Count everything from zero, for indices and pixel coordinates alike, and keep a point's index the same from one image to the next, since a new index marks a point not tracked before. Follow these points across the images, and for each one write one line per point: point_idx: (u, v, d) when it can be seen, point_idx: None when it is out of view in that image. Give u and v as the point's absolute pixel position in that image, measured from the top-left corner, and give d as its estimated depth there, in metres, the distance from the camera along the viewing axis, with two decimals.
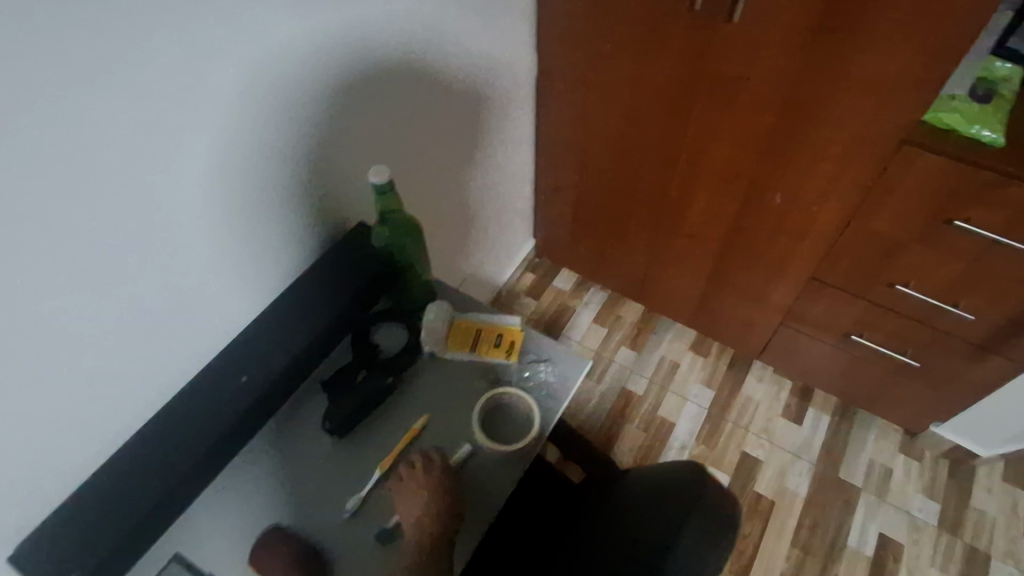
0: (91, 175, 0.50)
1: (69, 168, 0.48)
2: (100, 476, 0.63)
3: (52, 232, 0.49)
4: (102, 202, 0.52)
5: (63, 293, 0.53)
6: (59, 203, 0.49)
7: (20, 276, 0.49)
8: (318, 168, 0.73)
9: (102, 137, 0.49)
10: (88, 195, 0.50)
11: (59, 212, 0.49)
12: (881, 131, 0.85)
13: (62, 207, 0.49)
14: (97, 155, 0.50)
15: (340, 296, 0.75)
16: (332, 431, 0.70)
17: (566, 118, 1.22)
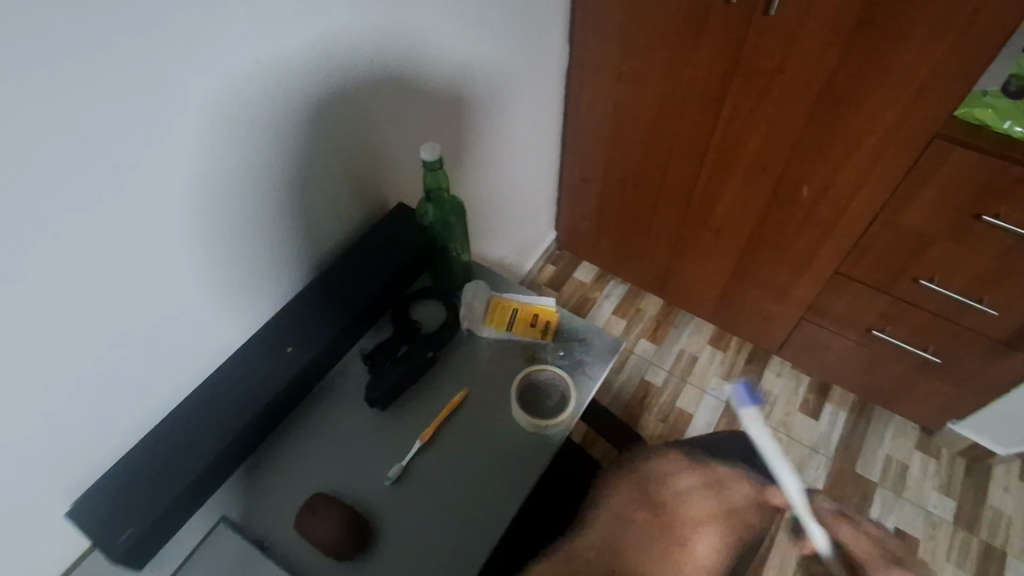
0: (159, 141, 0.52)
1: (140, 132, 0.50)
2: (154, 438, 0.65)
3: (122, 196, 0.52)
4: (167, 169, 0.54)
5: (129, 256, 0.55)
6: (130, 166, 0.51)
7: (90, 235, 0.51)
8: (357, 144, 0.75)
9: (171, 105, 0.52)
10: (156, 160, 0.53)
11: (129, 176, 0.51)
12: (913, 126, 0.87)
13: (132, 171, 0.51)
14: (166, 121, 0.52)
15: (382, 272, 0.77)
16: (375, 404, 0.72)
17: (594, 110, 1.23)
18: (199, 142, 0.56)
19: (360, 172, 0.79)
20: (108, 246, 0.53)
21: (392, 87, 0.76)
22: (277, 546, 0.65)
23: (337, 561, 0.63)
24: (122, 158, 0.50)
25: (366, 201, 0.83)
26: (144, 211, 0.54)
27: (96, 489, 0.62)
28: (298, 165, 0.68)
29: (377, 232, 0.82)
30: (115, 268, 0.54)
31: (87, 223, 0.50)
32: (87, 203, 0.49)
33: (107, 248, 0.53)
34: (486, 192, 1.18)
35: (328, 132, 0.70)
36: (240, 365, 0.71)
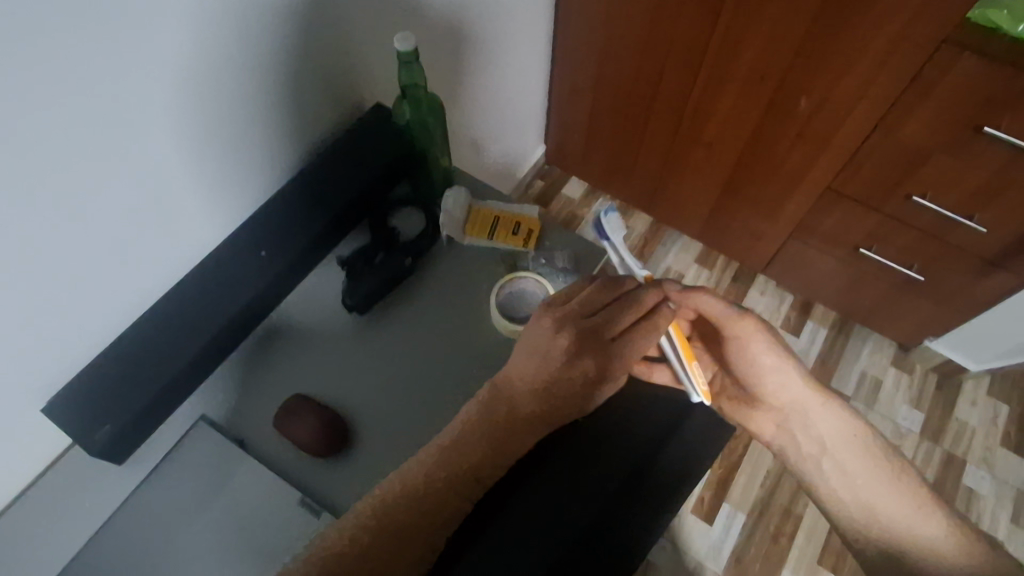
0: (109, 28, 0.48)
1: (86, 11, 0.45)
2: (128, 342, 0.64)
3: (72, 89, 0.48)
4: (119, 55, 0.49)
5: (87, 154, 0.52)
6: (79, 56, 0.47)
7: (42, 133, 0.47)
8: (334, 37, 0.70)
9: None
10: (105, 48, 0.48)
11: (76, 61, 0.47)
12: (924, 29, 0.82)
13: (81, 61, 0.47)
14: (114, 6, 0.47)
15: (358, 177, 0.74)
16: (352, 310, 0.72)
17: (587, 12, 1.15)
18: (156, 28, 0.51)
19: (339, 69, 0.73)
20: (62, 140, 0.49)
21: None
22: (257, 445, 0.67)
23: (317, 460, 0.65)
24: (67, 40, 0.45)
25: (344, 101, 0.78)
26: (97, 101, 0.50)
27: (72, 390, 0.61)
28: (269, 59, 0.63)
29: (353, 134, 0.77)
30: (71, 165, 0.51)
31: (35, 114, 0.46)
32: (33, 92, 0.45)
33: (59, 142, 0.49)
34: (474, 102, 1.12)
35: (301, 23, 0.64)
36: (213, 270, 0.69)
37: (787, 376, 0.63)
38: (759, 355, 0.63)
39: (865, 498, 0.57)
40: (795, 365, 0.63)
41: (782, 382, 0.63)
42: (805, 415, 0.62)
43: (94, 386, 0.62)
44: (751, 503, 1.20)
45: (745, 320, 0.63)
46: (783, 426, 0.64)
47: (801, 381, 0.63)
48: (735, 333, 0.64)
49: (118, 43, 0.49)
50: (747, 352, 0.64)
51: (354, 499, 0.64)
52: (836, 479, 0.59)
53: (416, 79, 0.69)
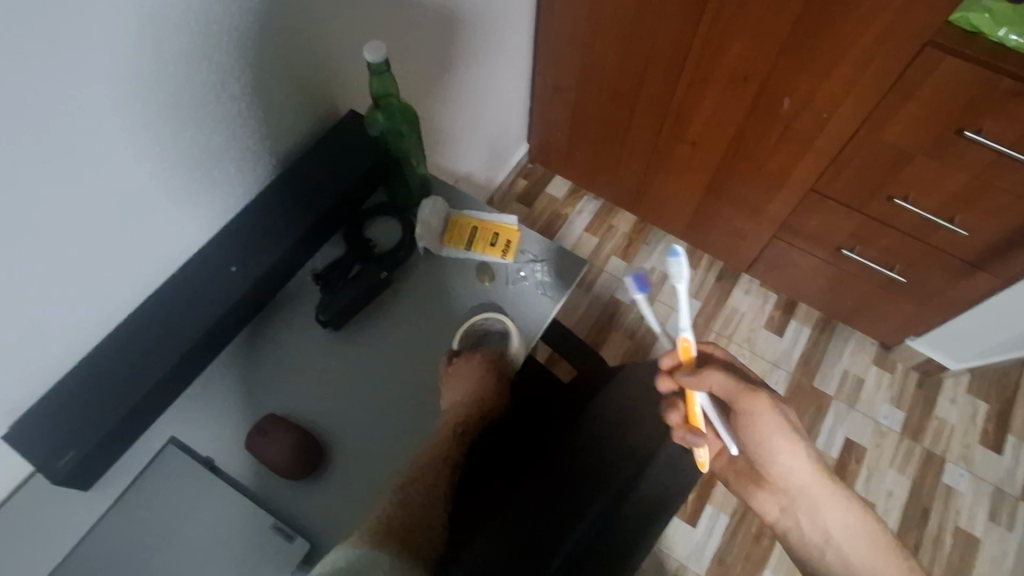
0: (60, 43, 0.45)
1: (36, 23, 0.43)
2: (95, 363, 0.62)
3: (22, 108, 0.45)
4: (72, 69, 0.47)
5: (41, 175, 0.49)
6: (29, 73, 0.44)
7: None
8: (306, 40, 0.67)
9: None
10: (57, 64, 0.45)
11: (27, 78, 0.44)
12: (906, 31, 0.81)
13: (32, 78, 0.44)
14: (65, 19, 0.44)
15: (332, 188, 0.73)
16: (322, 323, 0.70)
17: (568, 8, 1.13)
18: (112, 38, 0.48)
19: (312, 73, 0.70)
20: (15, 159, 0.46)
21: None
22: (229, 466, 0.65)
23: (291, 481, 0.64)
24: (14, 55, 0.43)
25: (319, 107, 0.75)
26: (52, 118, 0.47)
27: (37, 414, 0.59)
28: (238, 69, 0.60)
29: (327, 142, 0.75)
30: (26, 184, 0.48)
31: None
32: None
33: (12, 162, 0.46)
34: (454, 102, 1.10)
35: (268, 26, 0.61)
36: (181, 286, 0.67)
37: (799, 460, 0.64)
38: (773, 437, 0.62)
39: (848, 558, 0.63)
40: (805, 448, 0.64)
41: (791, 464, 0.64)
42: (813, 503, 0.65)
43: (59, 410, 0.60)
44: (733, 504, 1.21)
45: (760, 397, 0.61)
46: (788, 509, 0.67)
47: (810, 465, 0.64)
48: (749, 409, 0.61)
49: (71, 58, 0.46)
50: (759, 430, 0.63)
51: (330, 520, 0.62)
52: (829, 556, 0.64)
53: (388, 88, 0.67)
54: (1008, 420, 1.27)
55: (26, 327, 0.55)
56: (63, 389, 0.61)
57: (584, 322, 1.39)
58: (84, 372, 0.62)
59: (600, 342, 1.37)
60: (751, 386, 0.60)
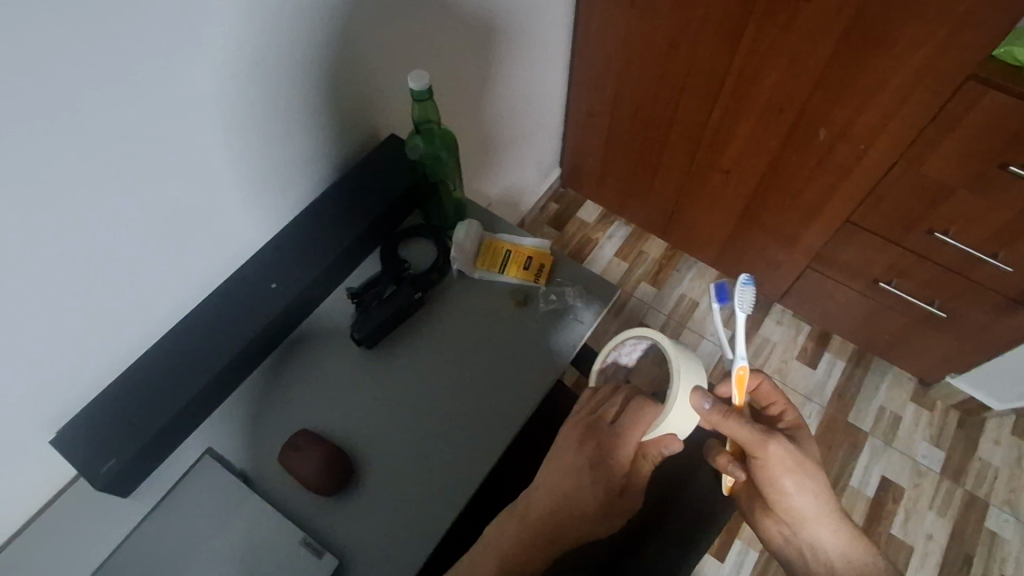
0: (127, 71, 0.48)
1: (107, 48, 0.46)
2: (140, 372, 0.65)
3: (89, 131, 0.48)
4: (136, 95, 0.50)
5: (101, 193, 0.52)
6: (97, 99, 0.47)
7: (56, 172, 0.48)
8: (352, 66, 0.69)
9: (141, 30, 0.47)
10: (124, 91, 0.49)
11: (96, 104, 0.47)
12: (947, 64, 0.80)
13: (98, 104, 0.48)
14: (134, 50, 0.47)
15: (370, 210, 0.75)
16: (358, 341, 0.71)
17: (604, 38, 1.15)
18: (173, 64, 0.51)
19: (357, 99, 0.73)
20: (79, 176, 0.49)
21: (390, 2, 0.69)
22: (260, 479, 0.66)
23: (322, 497, 0.64)
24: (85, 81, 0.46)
25: (361, 131, 0.78)
26: (114, 137, 0.50)
27: (83, 418, 0.62)
28: (287, 94, 0.63)
29: (366, 166, 0.78)
30: (86, 200, 0.51)
31: (51, 154, 0.47)
32: (51, 131, 0.46)
33: (74, 181, 0.49)
34: (489, 128, 1.12)
35: (316, 53, 0.63)
36: (223, 301, 0.69)
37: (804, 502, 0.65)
38: (782, 478, 0.64)
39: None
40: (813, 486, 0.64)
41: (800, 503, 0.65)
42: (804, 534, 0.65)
43: (104, 416, 0.62)
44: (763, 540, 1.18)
45: (773, 447, 0.62)
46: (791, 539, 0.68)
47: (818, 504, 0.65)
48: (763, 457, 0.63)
49: (136, 86, 0.49)
50: (770, 475, 0.64)
51: (358, 539, 0.63)
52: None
53: (429, 116, 0.68)
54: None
55: (78, 335, 0.58)
56: (109, 394, 0.63)
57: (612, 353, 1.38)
58: (129, 381, 0.64)
59: None
60: (768, 434, 0.62)
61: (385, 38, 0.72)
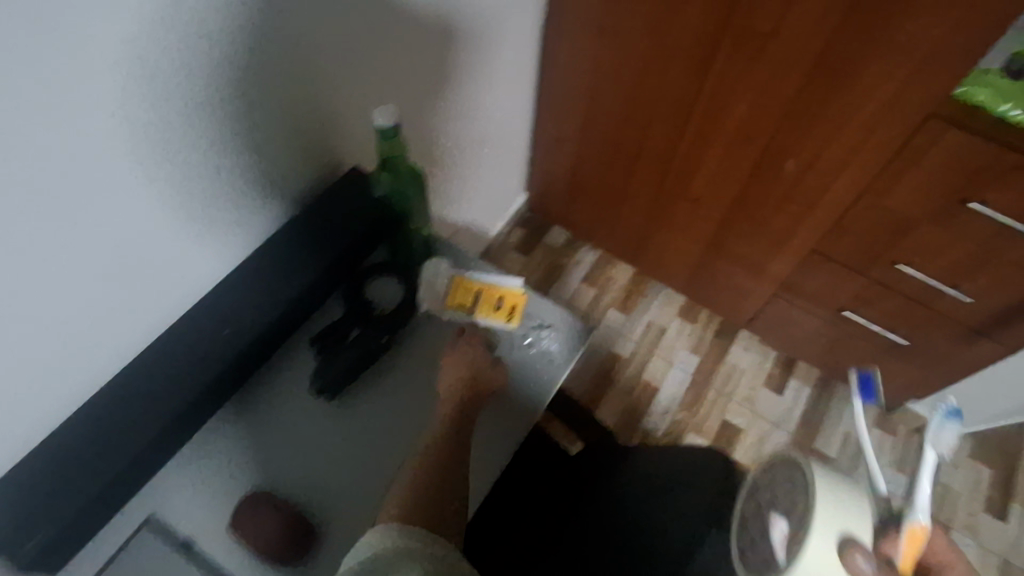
0: (58, 108, 0.43)
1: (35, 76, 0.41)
2: (74, 428, 0.58)
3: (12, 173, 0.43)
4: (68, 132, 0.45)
5: (27, 240, 0.47)
6: (21, 137, 0.42)
7: None
8: (308, 94, 0.65)
9: (74, 64, 0.43)
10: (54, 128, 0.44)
11: (20, 144, 0.43)
12: (911, 103, 0.82)
13: (23, 143, 0.43)
14: (65, 84, 0.43)
15: (331, 248, 0.71)
16: (317, 390, 0.67)
17: (571, 66, 1.14)
18: (111, 93, 0.46)
19: (316, 129, 0.69)
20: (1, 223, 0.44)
21: (351, 30, 0.66)
22: (205, 548, 0.60)
23: (276, 564, 0.59)
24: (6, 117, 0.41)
25: (319, 161, 0.74)
26: (42, 173, 0.45)
27: (7, 485, 0.55)
28: (240, 126, 0.59)
29: (326, 200, 0.74)
30: (9, 247, 0.46)
31: None
32: None
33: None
34: (453, 156, 1.09)
35: (272, 81, 0.59)
36: (169, 346, 0.64)
37: None
38: None
39: None
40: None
41: None
42: None
43: (31, 481, 0.55)
44: None
45: None
46: None
47: None
48: None
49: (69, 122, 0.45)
50: None
51: None
52: None
53: (395, 154, 0.65)
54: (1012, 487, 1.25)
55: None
56: (37, 456, 0.57)
57: (582, 383, 1.36)
58: (62, 441, 0.58)
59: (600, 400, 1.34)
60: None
61: (343, 66, 0.68)
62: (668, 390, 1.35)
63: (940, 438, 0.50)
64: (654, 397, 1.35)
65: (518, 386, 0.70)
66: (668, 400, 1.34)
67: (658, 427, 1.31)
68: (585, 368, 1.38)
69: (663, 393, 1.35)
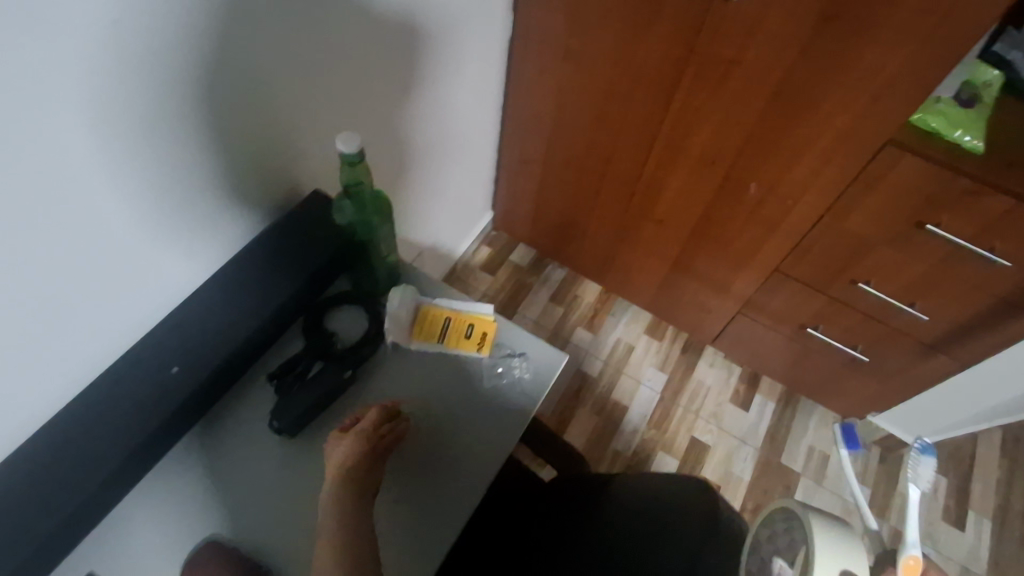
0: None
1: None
2: (10, 478, 0.54)
3: None
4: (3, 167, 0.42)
5: None
6: None
7: None
8: (263, 120, 0.62)
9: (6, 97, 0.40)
10: None
11: None
12: (866, 131, 0.84)
13: None
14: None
15: (292, 280, 0.68)
16: (276, 428, 0.63)
17: (535, 87, 1.14)
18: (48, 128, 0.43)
19: (273, 156, 0.67)
20: None
21: (303, 55, 0.63)
22: None
23: None
24: None
25: (278, 188, 0.70)
26: None
27: None
28: (192, 154, 0.56)
29: (285, 228, 0.71)
30: None
31: None
32: None
33: None
34: (416, 177, 1.07)
35: (225, 108, 0.57)
36: (114, 386, 0.60)
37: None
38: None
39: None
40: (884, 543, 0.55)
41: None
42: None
43: None
44: None
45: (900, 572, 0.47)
46: None
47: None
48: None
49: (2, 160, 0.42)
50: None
51: None
52: None
53: (358, 180, 0.63)
54: (966, 494, 1.29)
55: None
56: None
57: (551, 403, 1.34)
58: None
59: (569, 421, 1.33)
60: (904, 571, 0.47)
61: (298, 91, 0.66)
62: (636, 408, 1.35)
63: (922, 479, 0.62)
64: (621, 416, 1.34)
65: (492, 415, 0.67)
66: (636, 417, 1.34)
67: (626, 446, 1.31)
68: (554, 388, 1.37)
69: (631, 410, 1.34)
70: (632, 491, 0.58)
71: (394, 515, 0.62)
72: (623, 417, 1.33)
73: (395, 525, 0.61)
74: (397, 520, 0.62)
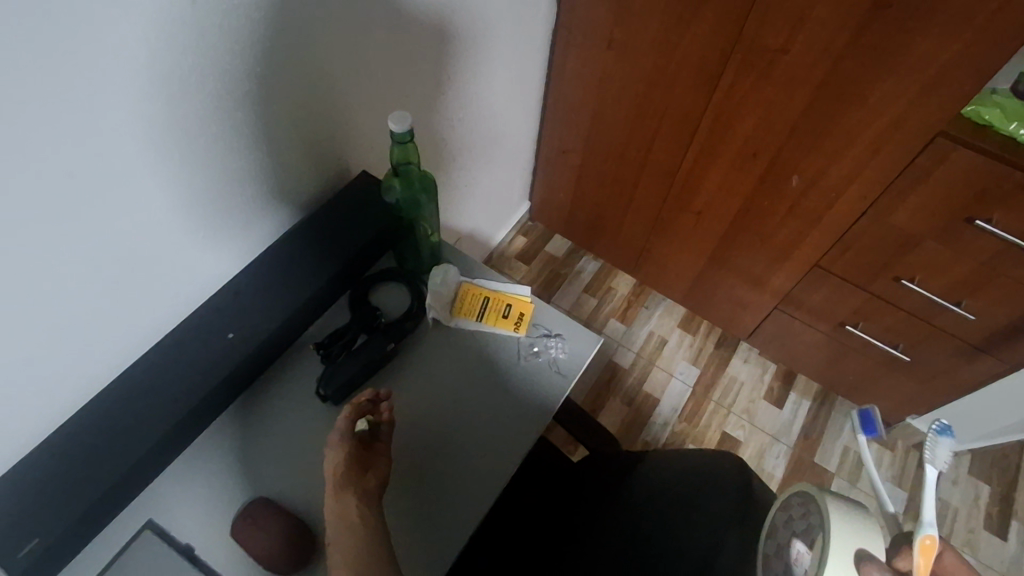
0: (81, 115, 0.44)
1: (47, 66, 0.40)
2: (81, 426, 0.58)
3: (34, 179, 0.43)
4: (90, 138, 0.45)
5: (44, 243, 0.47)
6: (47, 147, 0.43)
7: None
8: (318, 101, 0.65)
9: (97, 73, 0.43)
10: (73, 134, 0.44)
11: (46, 150, 0.43)
12: (915, 123, 0.82)
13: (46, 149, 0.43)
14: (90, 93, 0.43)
15: (340, 255, 0.71)
16: (324, 396, 0.66)
17: (577, 77, 1.15)
18: (130, 102, 0.47)
19: (325, 136, 0.69)
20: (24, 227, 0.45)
21: (359, 39, 0.66)
22: (206, 555, 0.60)
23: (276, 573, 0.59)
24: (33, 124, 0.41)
25: (327, 168, 0.73)
26: (48, 173, 0.44)
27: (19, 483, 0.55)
28: (254, 131, 0.59)
29: (334, 207, 0.74)
30: (30, 249, 0.46)
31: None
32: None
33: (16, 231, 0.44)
34: (457, 163, 1.09)
35: (284, 88, 0.59)
36: (174, 347, 0.64)
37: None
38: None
39: None
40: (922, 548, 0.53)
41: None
42: None
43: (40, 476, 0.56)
44: None
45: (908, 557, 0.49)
46: None
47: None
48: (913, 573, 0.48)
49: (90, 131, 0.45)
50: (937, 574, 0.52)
51: None
52: None
53: (406, 158, 0.65)
54: (1008, 503, 1.25)
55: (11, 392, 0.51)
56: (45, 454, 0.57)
57: (582, 393, 1.35)
58: (72, 438, 0.58)
59: (600, 410, 1.33)
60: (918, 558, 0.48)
61: (352, 75, 0.68)
62: (667, 400, 1.35)
63: (937, 454, 0.55)
64: (653, 408, 1.34)
65: (527, 395, 0.69)
66: (667, 409, 1.34)
67: (656, 437, 1.31)
68: (586, 377, 1.38)
69: (662, 402, 1.34)
70: (661, 471, 0.59)
71: (408, 512, 0.62)
72: (655, 409, 1.34)
73: (412, 521, 0.61)
74: (410, 500, 0.62)
